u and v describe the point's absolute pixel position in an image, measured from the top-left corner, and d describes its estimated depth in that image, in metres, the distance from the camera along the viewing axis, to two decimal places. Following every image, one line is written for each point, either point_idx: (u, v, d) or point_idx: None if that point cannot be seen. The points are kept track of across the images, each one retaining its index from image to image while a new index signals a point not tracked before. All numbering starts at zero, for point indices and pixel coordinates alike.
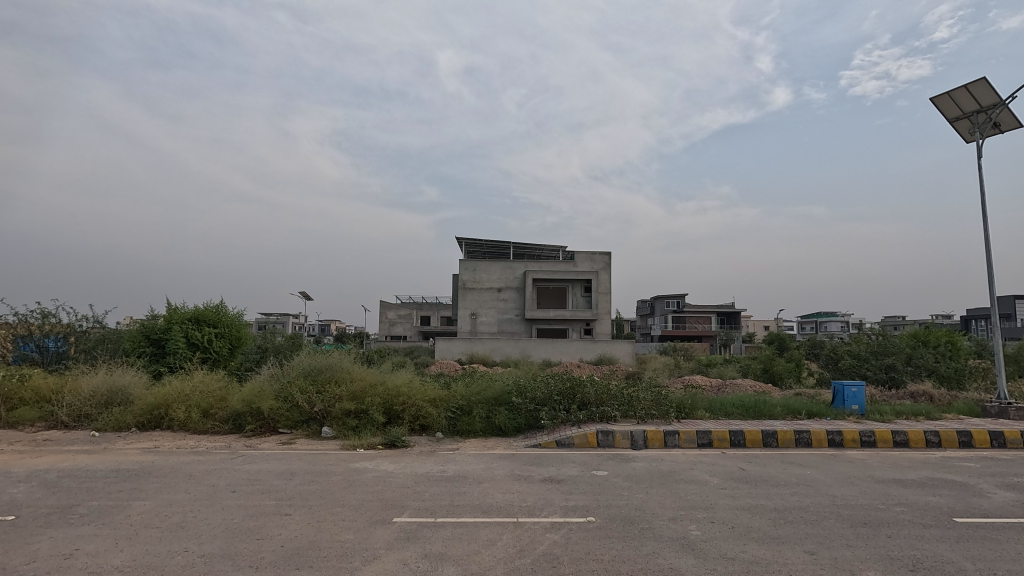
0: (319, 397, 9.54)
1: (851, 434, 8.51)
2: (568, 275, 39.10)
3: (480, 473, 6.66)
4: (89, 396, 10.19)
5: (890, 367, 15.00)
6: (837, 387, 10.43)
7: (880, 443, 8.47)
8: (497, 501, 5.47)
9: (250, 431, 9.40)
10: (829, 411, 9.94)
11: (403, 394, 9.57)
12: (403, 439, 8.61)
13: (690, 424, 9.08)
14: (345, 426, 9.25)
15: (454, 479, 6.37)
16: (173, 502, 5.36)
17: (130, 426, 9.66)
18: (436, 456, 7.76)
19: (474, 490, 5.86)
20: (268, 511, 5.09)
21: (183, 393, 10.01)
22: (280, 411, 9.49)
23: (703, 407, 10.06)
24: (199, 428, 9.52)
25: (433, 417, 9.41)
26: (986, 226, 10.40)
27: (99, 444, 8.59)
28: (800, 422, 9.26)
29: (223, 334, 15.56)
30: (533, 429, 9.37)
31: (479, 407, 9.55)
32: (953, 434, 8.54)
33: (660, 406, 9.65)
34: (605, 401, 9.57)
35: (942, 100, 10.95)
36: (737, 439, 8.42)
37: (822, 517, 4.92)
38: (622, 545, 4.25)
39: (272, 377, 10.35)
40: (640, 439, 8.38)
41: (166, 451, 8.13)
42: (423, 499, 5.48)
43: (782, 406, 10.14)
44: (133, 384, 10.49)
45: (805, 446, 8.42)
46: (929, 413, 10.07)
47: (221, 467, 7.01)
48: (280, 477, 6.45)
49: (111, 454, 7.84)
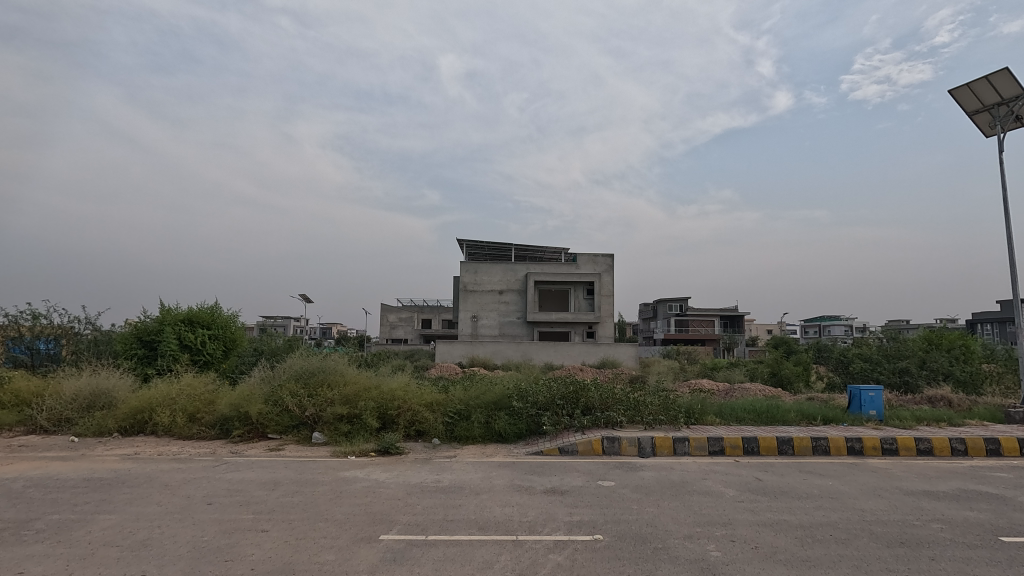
0: (310, 401, 9.09)
1: (871, 441, 8.03)
2: (570, 278, 38.63)
3: (478, 483, 6.20)
4: (71, 399, 9.76)
5: (904, 371, 14.57)
6: (853, 392, 9.96)
7: (903, 451, 7.99)
8: (495, 515, 5.02)
9: (237, 437, 8.97)
10: (846, 416, 9.48)
11: (398, 398, 9.12)
12: (398, 445, 8.17)
13: (701, 430, 8.61)
14: (337, 431, 8.78)
15: (450, 489, 5.91)
16: (142, 516, 4.91)
17: (111, 431, 9.22)
18: (431, 464, 7.31)
19: (471, 503, 5.40)
20: (244, 527, 4.64)
21: (169, 397, 9.57)
22: (268, 415, 9.06)
23: (713, 412, 9.62)
24: (185, 434, 9.08)
25: (430, 421, 8.94)
26: (1009, 222, 9.91)
27: (76, 450, 8.16)
28: (816, 428, 8.81)
29: (217, 336, 15.10)
30: (535, 435, 8.91)
31: (479, 411, 9.09)
32: (980, 442, 8.07)
33: (668, 411, 9.16)
34: (610, 406, 9.09)
35: (961, 93, 10.53)
36: (751, 446, 7.95)
37: (854, 536, 4.47)
38: (634, 568, 3.80)
39: (263, 380, 9.93)
40: (648, 446, 7.92)
41: (146, 457, 7.70)
42: (415, 512, 5.03)
43: (796, 411, 9.69)
44: (118, 387, 10.06)
45: (823, 453, 7.95)
46: (950, 418, 9.62)
47: (200, 476, 6.55)
48: (262, 487, 5.99)
49: (88, 461, 7.42)
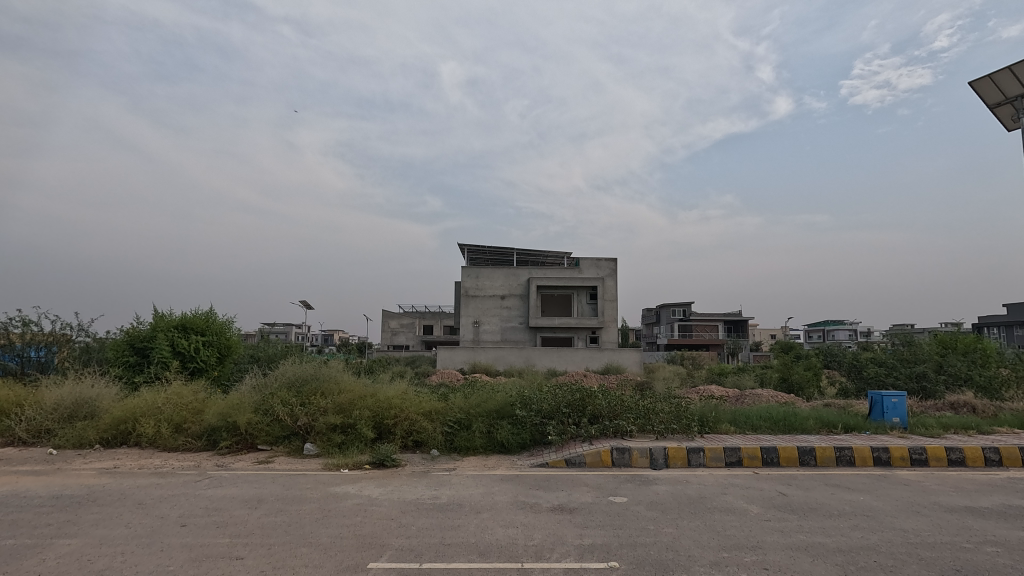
0: (302, 410, 8.61)
1: (899, 451, 7.53)
2: (573, 283, 38.18)
3: (479, 500, 5.70)
4: (52, 409, 9.29)
5: (922, 375, 14.03)
6: (875, 398, 9.45)
7: (933, 461, 7.49)
8: (497, 538, 4.52)
9: (225, 448, 8.47)
10: (868, 424, 8.98)
11: (395, 406, 8.63)
12: (394, 457, 7.69)
13: (716, 440, 8.11)
14: (330, 442, 8.31)
15: (448, 507, 5.42)
16: (105, 540, 4.44)
17: (92, 443, 8.75)
18: (429, 478, 6.81)
19: (471, 523, 4.90)
20: (216, 553, 4.15)
21: (154, 406, 9.08)
22: (258, 425, 8.58)
23: (727, 420, 9.13)
24: (170, 445, 8.60)
25: (429, 431, 8.45)
26: None
27: (53, 464, 7.66)
28: (837, 437, 8.31)
29: (212, 343, 14.60)
30: (539, 445, 8.42)
31: (480, 421, 8.60)
32: (1014, 451, 7.56)
33: (680, 419, 8.64)
34: (619, 414, 8.59)
35: (982, 88, 10.07)
36: (770, 457, 7.46)
37: (901, 563, 3.97)
38: None
39: (255, 388, 9.46)
40: (661, 457, 7.43)
41: (124, 472, 7.20)
42: (408, 535, 4.55)
43: (814, 418, 9.20)
44: (102, 396, 9.58)
45: (848, 464, 7.44)
46: (978, 426, 9.10)
47: (179, 493, 6.06)
48: (243, 505, 5.49)
49: (62, 475, 6.93)
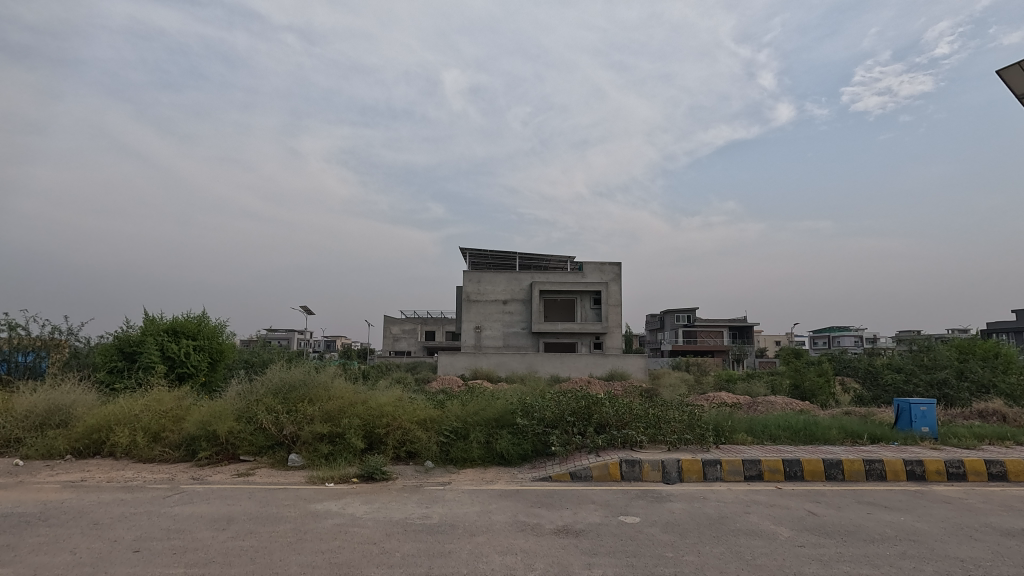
0: (288, 418, 8.02)
1: (934, 464, 6.90)
2: (576, 288, 37.59)
3: (474, 520, 5.10)
4: (23, 416, 8.73)
5: (943, 382, 13.38)
6: (902, 406, 8.82)
7: (972, 475, 6.85)
8: (493, 567, 3.93)
9: (204, 459, 7.90)
10: (895, 434, 8.35)
11: (387, 414, 8.03)
12: (384, 469, 7.09)
13: (733, 451, 7.49)
14: (316, 453, 7.74)
15: (439, 529, 4.81)
16: (40, 570, 3.85)
17: (63, 453, 8.19)
18: (421, 494, 6.20)
19: (463, 549, 4.30)
20: None
21: (130, 413, 8.49)
22: (240, 435, 8.01)
23: (743, 429, 8.52)
24: (145, 456, 8.04)
25: (423, 442, 7.85)
26: None
27: (15, 476, 7.09)
28: (865, 448, 7.69)
29: (203, 347, 14.04)
30: (542, 456, 7.81)
31: (477, 429, 8.01)
32: None
33: (693, 428, 8.02)
34: (627, 423, 7.97)
35: (1012, 77, 9.43)
36: (793, 470, 6.86)
37: None
38: None
39: (239, 394, 8.89)
40: (674, 470, 6.81)
41: (90, 486, 6.62)
42: (390, 564, 3.95)
43: (837, 428, 8.58)
44: (77, 403, 9.04)
45: (879, 479, 6.82)
46: (1015, 436, 8.45)
47: (143, 511, 5.47)
48: (209, 527, 4.90)
49: (21, 490, 6.34)
